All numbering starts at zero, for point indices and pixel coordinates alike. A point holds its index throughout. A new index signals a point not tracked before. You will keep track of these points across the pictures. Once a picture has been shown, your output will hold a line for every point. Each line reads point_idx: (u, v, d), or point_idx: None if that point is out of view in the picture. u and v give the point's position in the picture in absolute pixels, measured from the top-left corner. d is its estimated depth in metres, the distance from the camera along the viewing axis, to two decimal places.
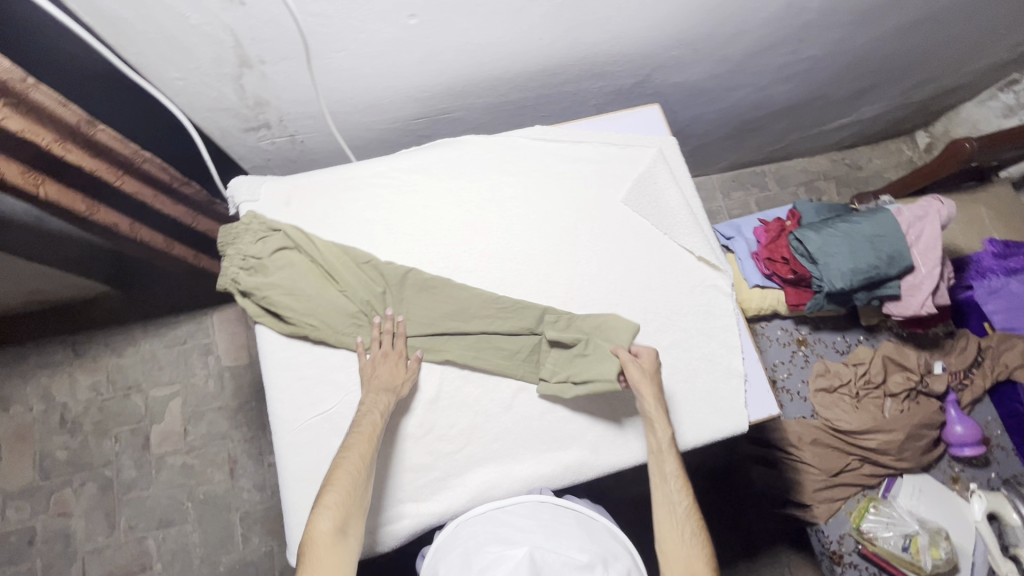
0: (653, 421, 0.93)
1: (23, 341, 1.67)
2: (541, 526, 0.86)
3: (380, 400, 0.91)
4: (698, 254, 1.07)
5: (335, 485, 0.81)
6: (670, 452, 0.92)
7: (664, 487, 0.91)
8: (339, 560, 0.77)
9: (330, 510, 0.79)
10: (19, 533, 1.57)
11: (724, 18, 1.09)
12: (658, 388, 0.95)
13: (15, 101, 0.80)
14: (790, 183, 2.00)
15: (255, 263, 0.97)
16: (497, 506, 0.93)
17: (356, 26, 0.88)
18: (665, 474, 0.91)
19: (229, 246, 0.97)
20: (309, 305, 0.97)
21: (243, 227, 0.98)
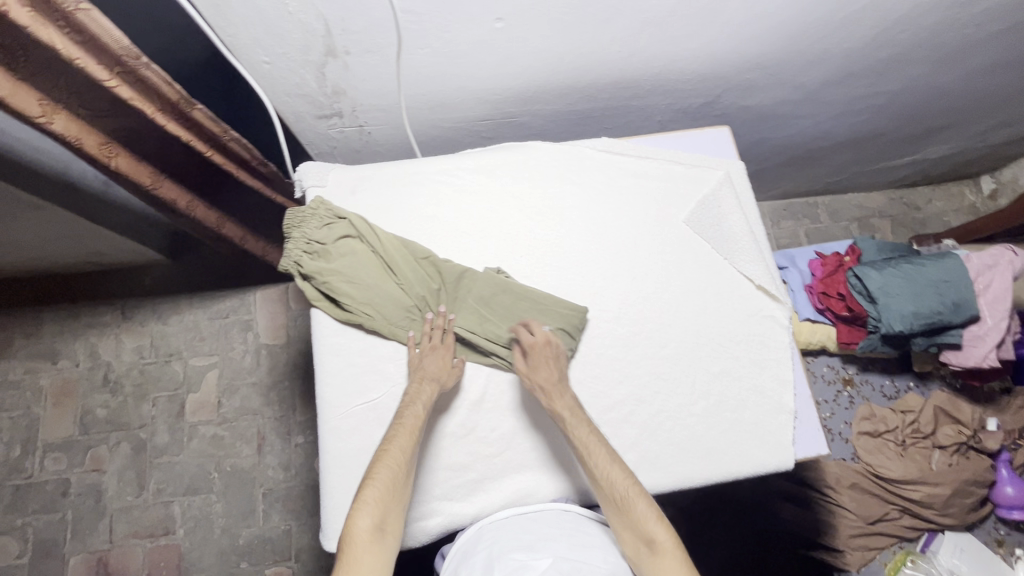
0: (550, 394, 0.92)
1: (77, 300, 1.74)
2: (564, 534, 0.85)
3: (424, 390, 0.92)
4: (758, 283, 1.05)
5: (375, 481, 0.82)
6: (579, 419, 0.90)
7: (584, 459, 0.87)
8: (377, 557, 0.77)
9: (369, 506, 0.80)
10: (54, 483, 1.62)
11: (806, 46, 1.08)
12: (554, 375, 0.93)
13: (128, 73, 0.83)
14: (843, 217, 1.95)
15: (318, 249, 0.98)
16: (518, 511, 0.92)
17: (443, 25, 0.89)
18: (582, 442, 0.88)
19: (296, 229, 0.98)
20: (366, 294, 0.98)
21: (311, 211, 0.99)
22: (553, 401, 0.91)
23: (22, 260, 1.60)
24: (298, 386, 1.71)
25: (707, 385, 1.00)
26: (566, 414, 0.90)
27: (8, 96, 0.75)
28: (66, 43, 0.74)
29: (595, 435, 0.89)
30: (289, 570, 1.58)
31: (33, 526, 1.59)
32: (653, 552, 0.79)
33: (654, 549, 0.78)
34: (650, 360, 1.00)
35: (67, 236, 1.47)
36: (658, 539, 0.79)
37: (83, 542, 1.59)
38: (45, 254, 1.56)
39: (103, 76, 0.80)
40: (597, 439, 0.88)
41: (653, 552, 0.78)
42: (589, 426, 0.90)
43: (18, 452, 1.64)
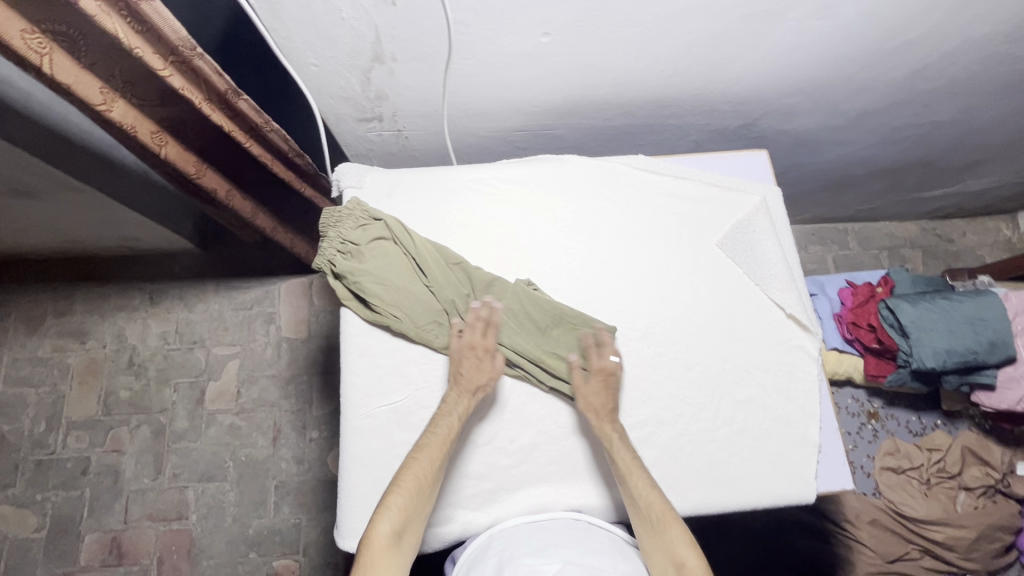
0: (598, 419, 0.93)
1: (108, 282, 1.78)
2: (573, 541, 0.84)
3: (461, 399, 0.92)
4: (789, 311, 1.04)
5: (400, 488, 0.83)
6: (621, 445, 0.91)
7: (624, 482, 0.88)
8: (391, 564, 0.78)
9: (392, 513, 0.81)
10: (75, 460, 1.66)
11: (851, 74, 1.07)
12: (604, 402, 0.94)
13: (181, 62, 0.85)
14: (873, 246, 1.92)
15: (352, 249, 1.00)
16: (528, 520, 0.91)
17: (491, 37, 0.91)
18: (625, 465, 0.89)
19: (331, 228, 1.00)
20: (396, 296, 0.98)
21: (346, 213, 1.01)
22: (600, 424, 0.93)
23: (60, 241, 1.64)
24: (315, 381, 1.72)
25: (731, 412, 0.99)
26: (609, 437, 0.92)
27: (73, 83, 0.78)
28: (128, 33, 0.76)
29: (637, 462, 0.90)
30: (295, 564, 1.59)
31: (52, 502, 1.63)
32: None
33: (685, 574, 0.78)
34: (674, 382, 0.99)
35: (106, 220, 1.51)
36: (689, 563, 0.79)
37: (98, 520, 1.62)
38: (82, 236, 1.61)
39: (159, 66, 0.82)
40: (638, 466, 0.90)
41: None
42: (632, 452, 0.91)
43: (43, 428, 1.67)
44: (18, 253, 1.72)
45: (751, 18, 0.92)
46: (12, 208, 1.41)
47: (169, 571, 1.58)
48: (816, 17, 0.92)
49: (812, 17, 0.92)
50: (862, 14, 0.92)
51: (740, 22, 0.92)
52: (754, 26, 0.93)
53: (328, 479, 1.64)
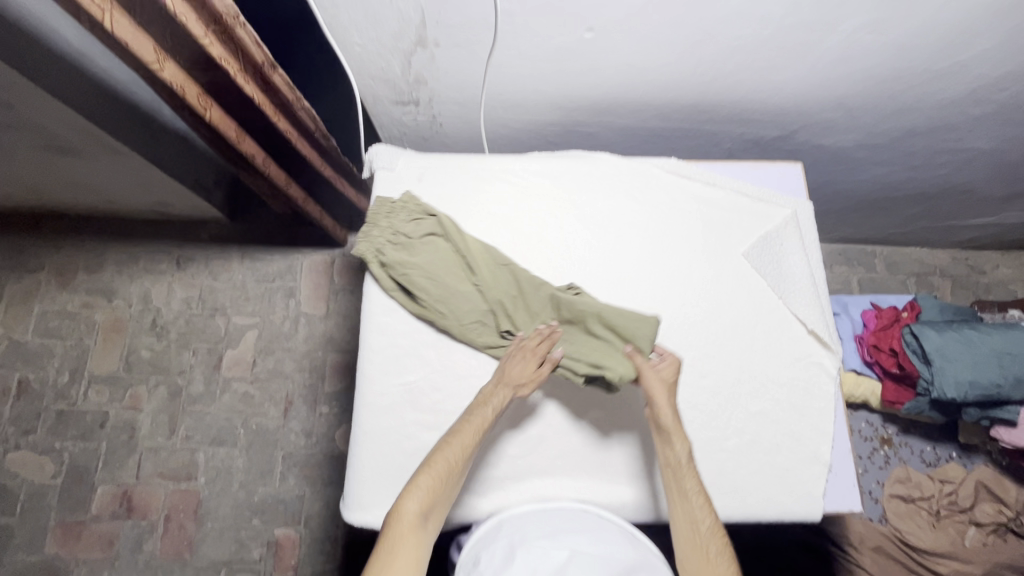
0: (670, 434, 0.90)
1: (138, 244, 1.83)
2: (585, 529, 0.85)
3: (499, 392, 0.92)
4: (810, 327, 1.02)
5: (430, 469, 0.85)
6: (688, 467, 0.89)
7: (684, 497, 0.87)
8: (416, 544, 0.80)
9: (419, 493, 0.83)
10: (94, 414, 1.71)
11: (896, 92, 1.05)
12: (673, 400, 0.92)
13: (222, 31, 0.87)
14: (901, 271, 1.88)
15: (402, 242, 1.03)
16: (540, 508, 0.91)
17: (533, 29, 0.91)
18: (684, 491, 0.87)
19: (383, 219, 1.03)
20: (443, 292, 1.00)
21: (401, 205, 1.04)
22: (670, 437, 0.89)
23: (96, 200, 1.69)
24: (330, 358, 1.75)
25: (743, 422, 0.98)
26: (676, 453, 0.89)
27: (130, 41, 0.80)
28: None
29: (704, 492, 0.87)
30: (296, 534, 1.62)
31: (69, 451, 1.68)
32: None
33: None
34: (688, 389, 0.99)
35: (141, 183, 1.55)
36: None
37: (112, 473, 1.66)
38: (118, 196, 1.65)
39: (200, 33, 0.84)
40: (703, 494, 0.87)
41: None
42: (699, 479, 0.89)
43: (66, 379, 1.73)
44: (56, 209, 1.78)
45: (801, 28, 0.90)
46: (55, 164, 1.46)
47: (174, 529, 1.62)
48: (866, 31, 0.91)
49: (861, 31, 0.91)
50: (914, 31, 0.91)
51: (786, 32, 0.91)
52: (801, 36, 0.92)
53: (335, 455, 1.67)
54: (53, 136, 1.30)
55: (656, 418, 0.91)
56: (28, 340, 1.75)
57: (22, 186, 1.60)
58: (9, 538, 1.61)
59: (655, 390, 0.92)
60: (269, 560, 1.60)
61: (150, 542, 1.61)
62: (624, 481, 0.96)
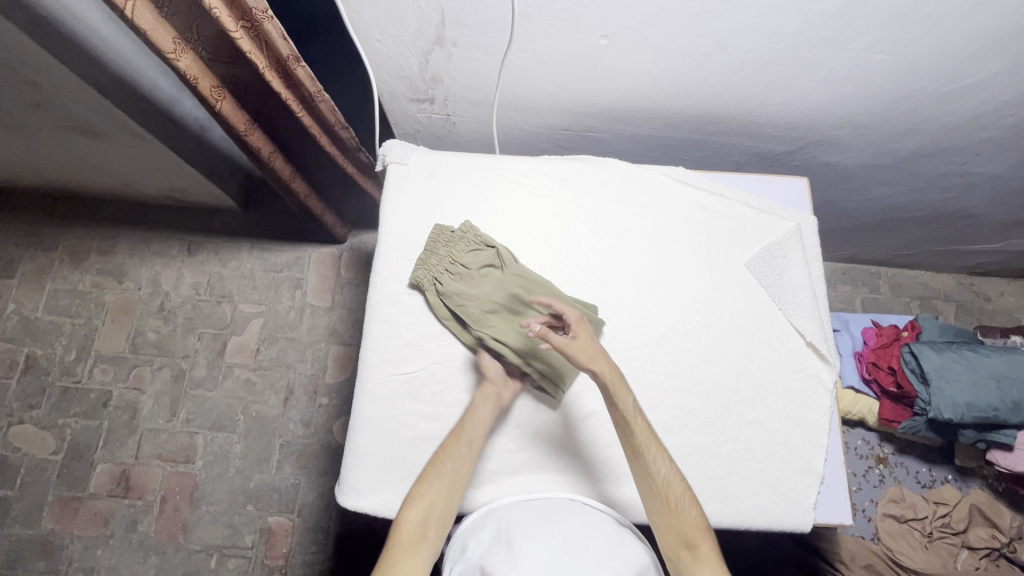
0: (614, 390, 0.87)
1: (152, 229, 1.86)
2: (571, 514, 0.86)
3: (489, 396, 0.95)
4: (809, 339, 1.03)
5: (432, 481, 0.87)
6: (636, 415, 0.87)
7: (639, 456, 0.86)
8: (421, 553, 0.82)
9: (420, 502, 0.85)
10: (97, 392, 1.73)
11: (904, 112, 1.06)
12: (609, 358, 0.90)
13: (250, 26, 0.89)
14: (905, 293, 1.88)
15: (460, 271, 1.03)
16: (525, 497, 0.92)
17: (549, 33, 0.93)
18: (638, 443, 0.86)
19: (442, 247, 1.04)
20: (496, 325, 1.01)
21: (460, 234, 1.05)
22: (613, 390, 0.87)
23: (114, 183, 1.73)
24: (332, 349, 1.77)
25: (737, 429, 0.98)
26: (624, 409, 0.87)
27: (149, 28, 0.83)
28: None
29: (655, 439, 0.87)
30: (289, 523, 1.63)
31: (71, 428, 1.70)
32: (693, 553, 0.81)
33: (696, 553, 0.81)
34: (684, 394, 0.99)
35: (157, 168, 1.58)
36: (701, 545, 0.81)
37: (111, 452, 1.68)
38: (134, 179, 1.69)
39: (231, 27, 0.86)
40: (656, 442, 0.87)
41: (692, 555, 0.81)
42: (649, 426, 0.88)
43: (73, 357, 1.76)
44: (73, 189, 1.82)
45: (811, 44, 0.92)
46: (78, 145, 1.50)
47: (169, 511, 1.63)
48: (874, 51, 0.93)
49: (870, 50, 0.93)
50: (922, 53, 0.92)
51: (796, 48, 0.93)
52: (811, 52, 0.94)
53: (332, 446, 1.69)
54: (76, 116, 1.33)
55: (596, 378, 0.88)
56: (39, 317, 1.79)
57: (43, 164, 1.64)
58: (7, 511, 1.63)
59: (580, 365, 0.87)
60: (261, 547, 1.61)
61: (145, 523, 1.62)
62: (616, 482, 0.96)
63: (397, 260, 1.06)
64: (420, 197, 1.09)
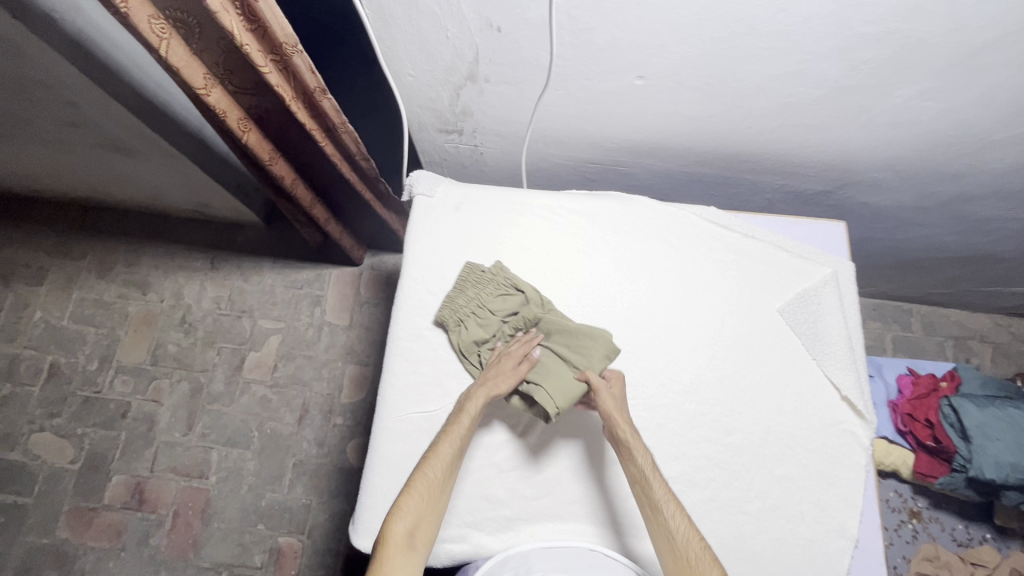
0: (631, 448, 0.87)
1: (177, 242, 1.88)
2: (593, 567, 0.83)
3: (476, 396, 0.91)
4: (845, 393, 0.99)
5: (416, 491, 0.83)
6: (654, 477, 0.86)
7: (656, 511, 0.84)
8: (408, 566, 0.78)
9: (406, 513, 0.81)
10: (117, 403, 1.74)
11: (948, 159, 1.02)
12: (627, 414, 0.91)
13: (280, 61, 0.88)
14: (938, 332, 1.80)
15: (486, 316, 1.01)
16: (543, 544, 0.89)
17: (585, 73, 0.92)
18: (657, 501, 0.84)
19: (470, 289, 1.02)
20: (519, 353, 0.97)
21: (489, 278, 1.02)
22: (631, 450, 0.87)
23: (142, 196, 1.76)
24: (349, 369, 1.77)
25: (766, 486, 0.94)
26: (642, 466, 0.86)
27: (182, 66, 0.83)
28: (240, 30, 0.80)
29: (672, 495, 0.85)
30: (298, 544, 1.61)
31: (90, 438, 1.71)
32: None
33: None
34: (711, 444, 0.96)
35: (184, 184, 1.59)
36: None
37: (127, 464, 1.69)
38: (162, 194, 1.72)
39: (260, 62, 0.85)
40: (675, 499, 0.85)
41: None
42: (666, 485, 0.86)
43: (95, 366, 1.78)
44: (104, 200, 1.85)
45: (856, 90, 0.89)
46: (110, 161, 1.52)
47: (181, 526, 1.63)
48: (922, 98, 0.89)
49: (918, 98, 0.89)
50: (972, 102, 0.89)
51: (840, 93, 0.90)
52: (855, 98, 0.91)
53: (345, 467, 1.67)
54: (108, 134, 1.35)
55: (614, 433, 0.89)
56: (64, 325, 1.81)
57: (75, 176, 1.67)
58: (24, 517, 1.64)
59: (611, 407, 0.90)
60: (270, 567, 1.59)
61: (157, 537, 1.62)
62: (639, 536, 0.92)
63: (420, 294, 1.04)
64: (448, 231, 1.08)
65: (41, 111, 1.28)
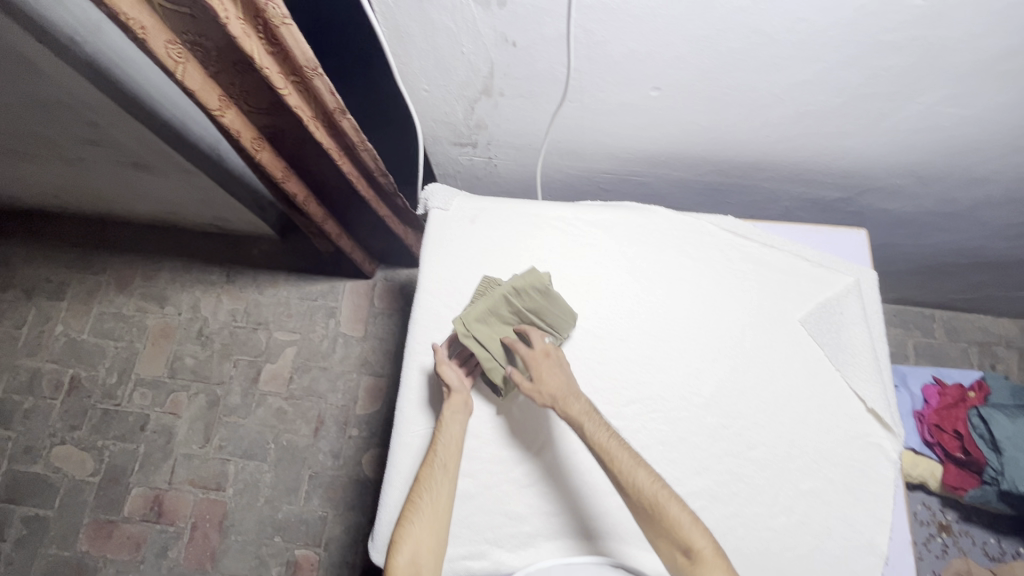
0: (572, 411, 0.88)
1: (193, 256, 1.90)
2: None
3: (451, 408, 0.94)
4: (870, 405, 0.97)
5: (412, 520, 0.85)
6: (600, 434, 0.86)
7: (611, 470, 0.84)
8: None
9: (408, 543, 0.83)
10: (136, 416, 1.76)
11: (972, 165, 1.00)
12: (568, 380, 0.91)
13: (301, 82, 0.89)
14: (962, 337, 1.76)
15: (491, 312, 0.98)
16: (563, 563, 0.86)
17: (600, 85, 0.92)
18: (607, 453, 0.84)
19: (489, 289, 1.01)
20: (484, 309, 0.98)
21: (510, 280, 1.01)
22: (566, 408, 0.88)
23: (161, 211, 1.78)
24: (363, 380, 1.77)
25: (792, 501, 0.92)
26: (585, 425, 0.86)
27: (197, 89, 0.85)
28: (261, 53, 0.81)
29: (623, 449, 0.85)
30: (315, 556, 1.61)
31: (109, 450, 1.73)
32: (692, 560, 0.79)
33: (694, 558, 0.79)
34: (733, 459, 0.94)
35: (202, 199, 1.61)
36: (695, 546, 0.79)
37: (146, 476, 1.70)
38: (179, 209, 1.74)
39: (280, 84, 0.86)
40: (627, 453, 0.85)
41: (694, 563, 0.79)
42: (616, 439, 0.86)
43: (114, 380, 1.80)
44: (124, 215, 1.88)
45: (877, 97, 0.88)
46: (129, 178, 1.55)
47: (199, 538, 1.64)
48: (946, 105, 0.88)
49: (942, 104, 0.87)
50: (997, 107, 0.87)
51: (862, 100, 0.89)
52: (876, 105, 0.89)
53: (360, 479, 1.67)
54: (128, 152, 1.37)
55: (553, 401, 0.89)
56: (84, 339, 1.84)
57: (95, 193, 1.70)
58: (46, 530, 1.66)
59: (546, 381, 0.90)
60: None
61: (175, 549, 1.63)
62: None
63: (437, 307, 1.04)
64: (464, 244, 1.08)
65: (63, 130, 1.30)
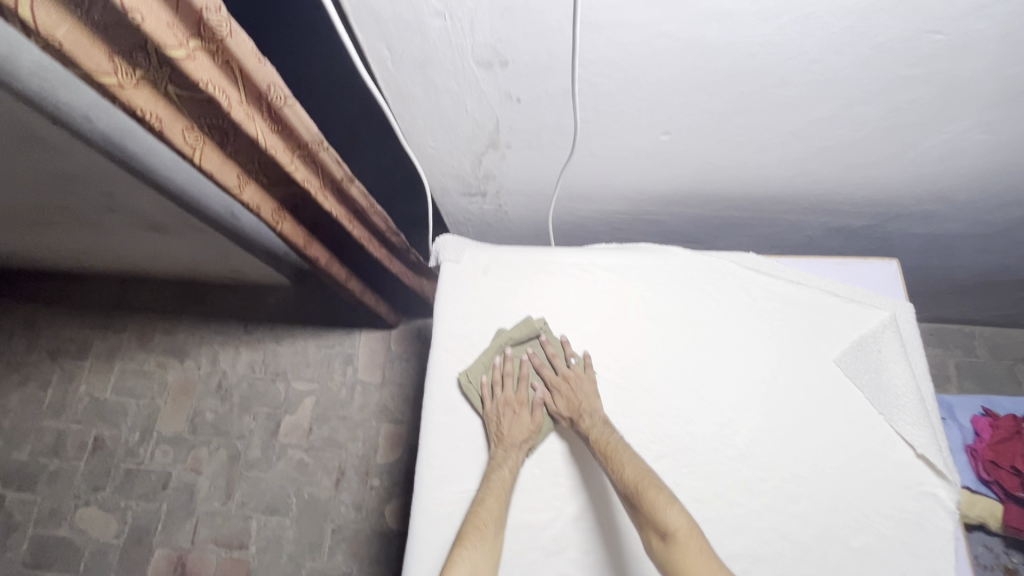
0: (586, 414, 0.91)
1: (212, 309, 1.92)
2: None
3: (509, 455, 0.91)
4: (920, 450, 0.90)
5: (472, 544, 0.81)
6: (603, 429, 0.88)
7: (607, 459, 0.84)
8: None
9: (465, 564, 0.78)
10: (159, 473, 1.75)
11: (1006, 187, 0.95)
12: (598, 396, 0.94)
13: (308, 156, 0.89)
14: (1007, 355, 1.67)
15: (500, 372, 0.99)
16: None
17: (608, 132, 0.90)
18: (607, 446, 0.86)
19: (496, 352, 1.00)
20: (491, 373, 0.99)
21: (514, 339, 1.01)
22: (583, 421, 0.90)
23: (178, 268, 1.81)
24: (383, 428, 1.74)
25: (843, 560, 0.85)
26: (592, 424, 0.89)
27: (217, 172, 0.83)
28: (266, 134, 0.81)
29: (619, 443, 0.86)
30: None
31: (132, 511, 1.72)
32: (669, 544, 0.73)
33: (670, 541, 0.73)
34: (777, 516, 0.88)
35: (218, 255, 1.63)
36: (673, 528, 0.73)
37: (169, 536, 1.68)
38: (197, 266, 1.76)
39: (286, 160, 0.86)
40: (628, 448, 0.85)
41: (671, 547, 0.73)
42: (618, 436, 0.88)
43: (137, 438, 1.80)
44: (143, 274, 1.91)
45: (899, 129, 0.84)
46: (146, 239, 1.57)
47: None
48: (974, 132, 0.84)
49: (970, 131, 0.83)
50: None
51: (884, 133, 0.85)
52: (899, 136, 0.86)
53: (383, 532, 1.62)
54: (144, 217, 1.40)
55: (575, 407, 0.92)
56: (107, 398, 1.85)
57: (114, 254, 1.73)
58: None
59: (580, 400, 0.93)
60: None
61: None
62: None
63: (453, 363, 1.01)
64: (477, 296, 1.06)
65: (81, 201, 1.33)
